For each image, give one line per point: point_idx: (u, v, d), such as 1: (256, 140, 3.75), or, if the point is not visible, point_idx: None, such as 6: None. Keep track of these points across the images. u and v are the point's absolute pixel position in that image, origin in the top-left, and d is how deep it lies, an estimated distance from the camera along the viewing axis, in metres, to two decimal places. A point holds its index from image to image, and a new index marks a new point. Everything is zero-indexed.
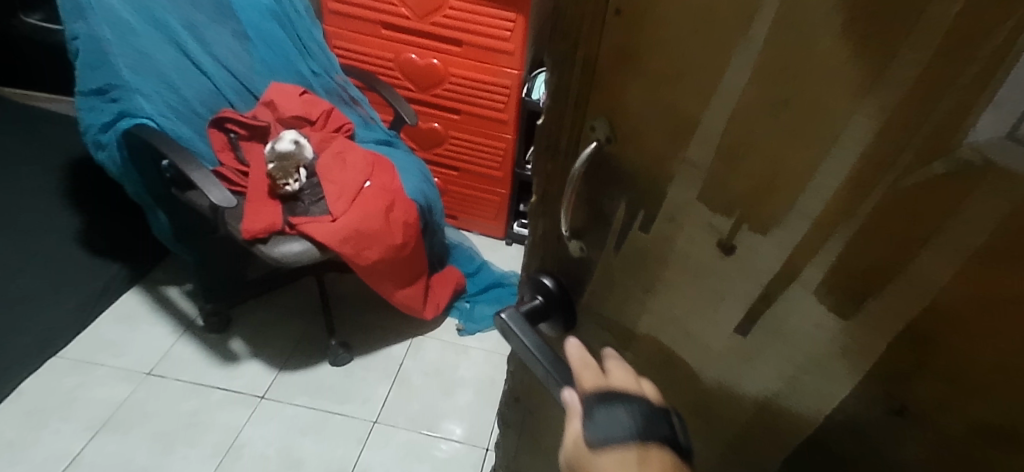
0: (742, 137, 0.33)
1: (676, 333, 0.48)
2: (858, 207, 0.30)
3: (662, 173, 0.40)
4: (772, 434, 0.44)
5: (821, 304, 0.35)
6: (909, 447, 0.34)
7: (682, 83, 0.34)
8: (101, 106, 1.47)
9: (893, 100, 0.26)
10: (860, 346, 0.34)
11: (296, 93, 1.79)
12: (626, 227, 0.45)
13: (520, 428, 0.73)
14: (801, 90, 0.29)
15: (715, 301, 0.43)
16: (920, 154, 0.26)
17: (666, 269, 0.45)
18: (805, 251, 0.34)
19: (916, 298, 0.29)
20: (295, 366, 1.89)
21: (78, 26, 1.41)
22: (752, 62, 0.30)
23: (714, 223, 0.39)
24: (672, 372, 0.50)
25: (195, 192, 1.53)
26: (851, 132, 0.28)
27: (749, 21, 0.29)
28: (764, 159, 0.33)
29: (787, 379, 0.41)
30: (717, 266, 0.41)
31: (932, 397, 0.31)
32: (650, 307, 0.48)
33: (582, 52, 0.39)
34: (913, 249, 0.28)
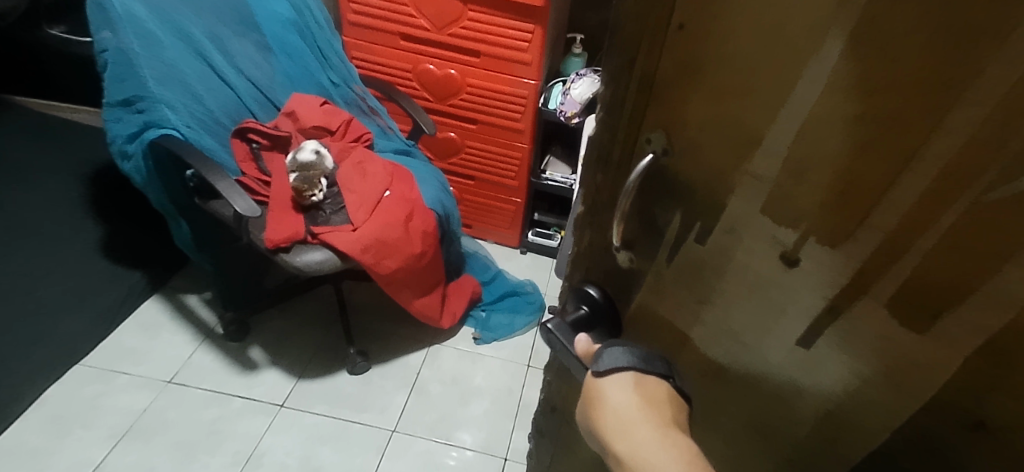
0: (812, 151, 0.33)
1: (732, 345, 0.47)
2: (934, 224, 0.29)
3: (723, 186, 0.39)
4: (834, 444, 0.45)
5: (893, 318, 0.34)
6: (984, 459, 0.35)
7: (748, 97, 0.34)
8: (128, 117, 1.49)
9: (979, 113, 0.25)
10: (933, 360, 0.34)
11: (316, 104, 1.81)
12: (680, 239, 0.44)
13: (554, 437, 0.73)
14: (875, 105, 0.29)
15: (776, 314, 0.42)
16: (1010, 167, 0.25)
17: (723, 281, 0.44)
18: (877, 265, 0.33)
19: (1002, 309, 0.29)
20: (313, 374, 1.90)
21: (106, 37, 1.42)
22: (825, 76, 0.30)
23: (778, 236, 0.38)
24: (725, 384, 0.50)
25: (217, 201, 1.57)
26: (931, 148, 0.28)
27: (824, 35, 0.29)
28: (836, 172, 0.32)
29: (849, 391, 0.40)
30: (780, 279, 0.40)
31: (1012, 409, 0.32)
32: (703, 319, 0.48)
33: (640, 64, 0.38)
34: (998, 262, 0.28)
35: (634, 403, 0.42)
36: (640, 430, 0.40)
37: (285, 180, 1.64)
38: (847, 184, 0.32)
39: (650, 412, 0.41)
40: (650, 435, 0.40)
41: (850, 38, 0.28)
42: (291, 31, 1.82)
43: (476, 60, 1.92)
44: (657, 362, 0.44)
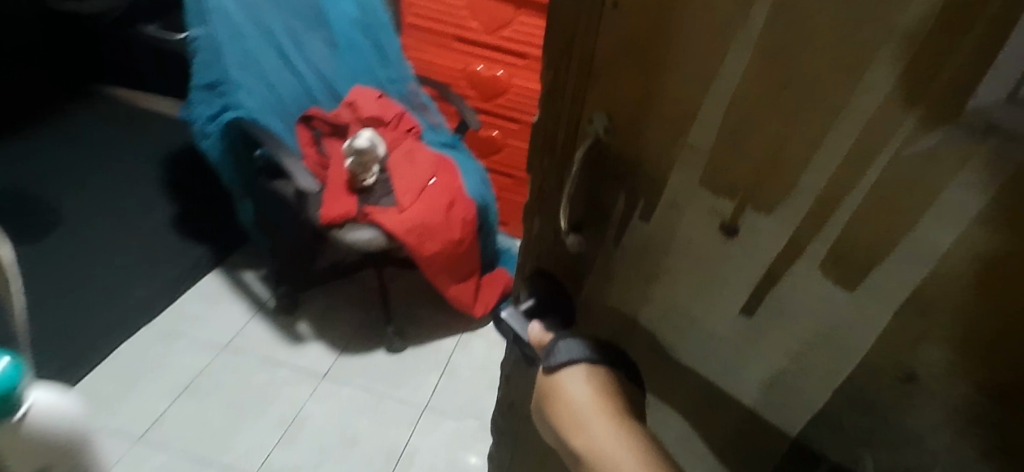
0: (749, 118, 0.38)
1: (680, 319, 0.52)
2: (861, 178, 0.35)
3: (663, 159, 0.43)
4: (775, 415, 0.50)
5: (827, 278, 0.40)
6: (918, 415, 0.39)
7: (680, 71, 0.39)
8: (210, 99, 1.69)
9: (894, 73, 0.31)
10: (862, 314, 0.40)
11: (374, 97, 1.96)
12: (626, 219, 0.48)
13: (514, 435, 0.74)
14: (802, 70, 0.34)
15: (721, 283, 0.47)
16: (924, 120, 0.31)
17: (667, 257, 0.48)
18: (809, 225, 0.39)
19: (925, 263, 0.35)
20: (354, 349, 2.04)
21: (199, 28, 1.65)
22: (753, 45, 0.35)
23: (717, 206, 0.43)
24: (667, 369, 0.56)
25: (280, 180, 1.77)
26: (855, 107, 0.34)
27: (748, 9, 0.34)
28: (769, 138, 0.38)
29: (793, 355, 0.46)
30: (722, 249, 0.45)
31: (938, 362, 0.37)
32: (652, 296, 0.52)
33: (579, 45, 0.42)
34: (918, 214, 0.34)
35: (587, 398, 0.47)
36: (594, 424, 0.47)
37: (342, 164, 1.80)
38: (777, 146, 0.38)
39: (601, 405, 0.46)
40: (604, 427, 0.46)
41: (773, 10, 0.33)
42: (356, 29, 1.98)
43: (524, 62, 2.01)
44: (597, 354, 0.49)
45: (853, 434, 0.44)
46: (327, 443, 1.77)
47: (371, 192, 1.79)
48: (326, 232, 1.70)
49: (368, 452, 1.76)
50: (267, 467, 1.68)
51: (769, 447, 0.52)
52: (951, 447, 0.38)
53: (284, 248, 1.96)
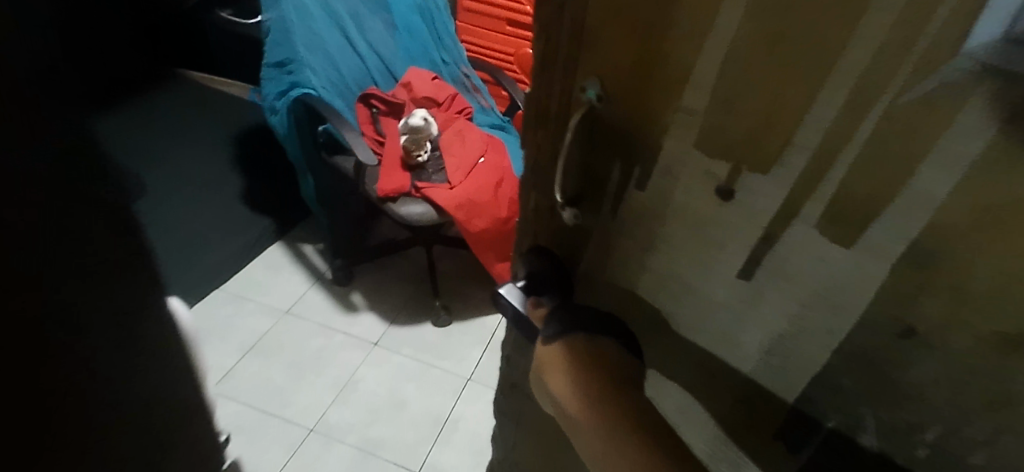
0: (742, 77, 0.38)
1: (677, 288, 0.51)
2: (857, 132, 0.35)
3: (656, 125, 0.44)
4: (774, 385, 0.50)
5: (823, 236, 0.40)
6: (922, 367, 0.39)
7: (672, 32, 0.39)
8: (279, 77, 1.78)
9: (886, 20, 0.30)
10: (862, 275, 0.39)
11: (429, 78, 2.03)
12: (621, 189, 0.48)
13: (517, 419, 0.71)
14: (793, 25, 0.34)
15: (716, 247, 0.47)
16: (919, 69, 0.31)
17: (663, 225, 0.48)
18: (805, 185, 0.39)
19: (924, 214, 0.34)
20: (404, 320, 2.15)
21: (272, 11, 1.74)
22: (744, 2, 0.35)
23: (712, 169, 0.43)
24: (666, 342, 0.54)
25: (340, 157, 1.89)
26: (849, 58, 0.33)
27: None
28: (762, 98, 0.38)
29: (792, 319, 0.45)
30: (716, 213, 0.45)
31: (939, 314, 0.36)
32: (649, 265, 0.52)
33: (569, 9, 0.41)
34: (914, 166, 0.34)
35: (563, 375, 0.45)
36: (574, 402, 0.45)
37: (397, 141, 1.89)
38: (770, 106, 0.38)
39: (575, 383, 0.44)
40: (582, 406, 0.44)
41: None
42: (415, 12, 2.06)
43: None
44: (571, 324, 0.46)
45: (855, 394, 0.44)
46: (379, 404, 1.89)
47: (424, 169, 1.86)
48: (380, 205, 1.81)
49: (416, 416, 1.87)
50: (324, 423, 1.83)
51: (772, 420, 0.51)
52: (952, 402, 0.38)
53: (342, 221, 2.10)
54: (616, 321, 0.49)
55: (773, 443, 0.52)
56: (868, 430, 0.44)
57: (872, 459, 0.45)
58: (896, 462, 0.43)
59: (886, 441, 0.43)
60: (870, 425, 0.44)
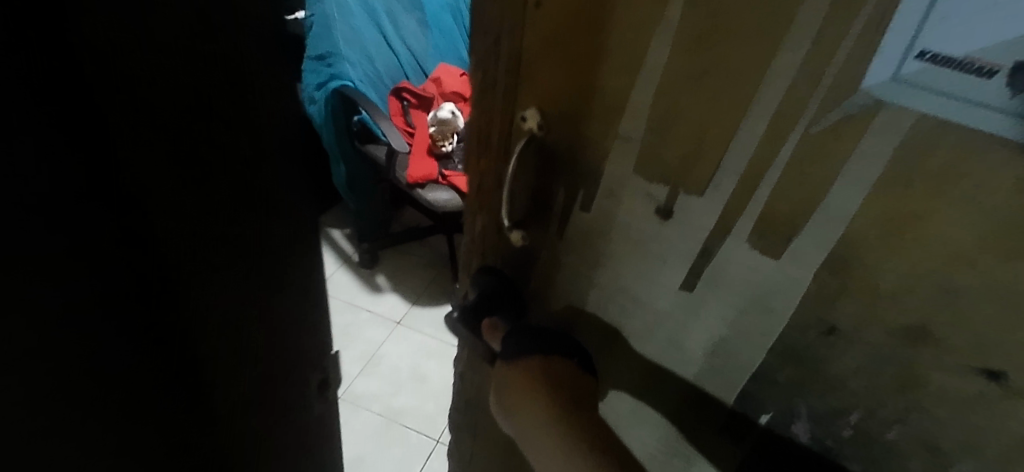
0: (674, 106, 0.39)
1: (624, 300, 0.52)
2: (778, 157, 0.36)
3: (599, 149, 0.45)
4: (717, 387, 0.52)
5: (755, 249, 0.42)
6: (845, 359, 0.42)
7: (606, 62, 0.40)
8: (319, 69, 1.78)
9: (797, 58, 0.32)
10: (790, 281, 0.41)
11: (458, 74, 1.96)
12: (568, 208, 0.50)
13: (472, 431, 0.77)
14: (714, 58, 0.35)
15: (659, 265, 0.48)
16: (826, 101, 0.33)
17: (608, 242, 0.50)
18: (736, 205, 0.40)
19: (836, 226, 0.37)
20: (425, 302, 2.18)
21: (316, 6, 1.76)
22: (671, 36, 0.36)
23: (652, 192, 0.44)
24: (610, 343, 0.57)
25: (372, 145, 1.89)
26: (767, 90, 0.34)
27: (665, 4, 0.35)
28: (692, 125, 0.39)
29: (730, 323, 0.47)
30: (657, 232, 0.46)
31: (854, 313, 0.40)
32: (597, 281, 0.53)
33: (506, 45, 0.44)
34: (827, 186, 0.36)
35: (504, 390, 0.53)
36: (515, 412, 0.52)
37: (426, 134, 1.85)
38: (700, 132, 0.39)
39: (511, 398, 0.52)
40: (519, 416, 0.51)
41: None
42: (447, 12, 2.06)
43: None
44: (529, 348, 0.51)
45: (787, 387, 0.46)
46: (402, 378, 1.90)
47: (450, 158, 1.88)
48: (409, 191, 1.81)
49: (437, 389, 1.89)
50: (351, 392, 1.84)
51: (712, 415, 0.54)
52: (869, 387, 0.42)
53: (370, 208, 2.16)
54: (571, 342, 0.54)
55: (718, 435, 0.55)
56: (800, 419, 0.47)
57: (805, 444, 0.48)
58: (827, 444, 0.47)
59: (818, 425, 0.46)
60: (803, 411, 0.47)
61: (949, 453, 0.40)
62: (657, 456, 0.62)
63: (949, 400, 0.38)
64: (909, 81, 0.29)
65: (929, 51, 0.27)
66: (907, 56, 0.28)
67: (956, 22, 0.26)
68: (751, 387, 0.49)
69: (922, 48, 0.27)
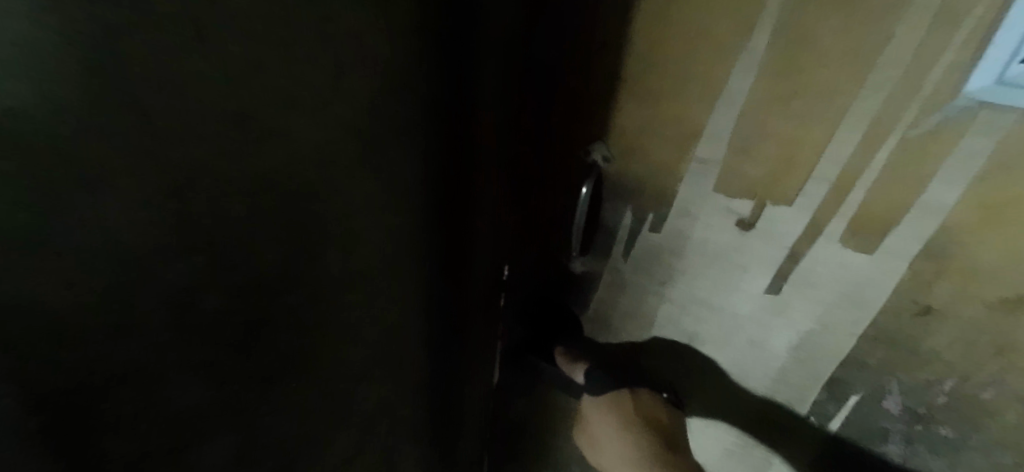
0: (759, 127, 0.39)
1: (701, 310, 0.51)
2: (872, 163, 0.37)
3: (672, 174, 0.45)
4: (789, 391, 0.53)
5: (846, 248, 0.41)
6: (940, 336, 0.42)
7: (683, 93, 0.41)
8: None
9: (896, 72, 0.33)
10: (884, 273, 0.41)
11: None
12: (636, 231, 0.50)
13: (524, 447, 0.75)
14: (805, 81, 0.36)
15: (739, 273, 0.47)
16: (924, 108, 0.33)
17: (682, 258, 0.49)
18: (827, 210, 0.40)
19: (933, 219, 0.37)
20: None
21: None
22: (757, 63, 0.37)
23: (732, 206, 0.44)
24: (684, 355, 0.56)
25: None
26: (862, 105, 0.35)
27: (751, 31, 0.36)
28: (779, 142, 0.39)
29: (820, 318, 0.46)
30: (737, 244, 0.45)
31: (950, 294, 0.40)
32: (669, 296, 0.52)
33: (571, 80, 0.45)
34: (922, 183, 0.36)
35: (597, 426, 0.55)
36: (604, 447, 0.54)
37: None
38: (786, 149, 0.39)
39: (605, 437, 0.53)
40: (610, 450, 0.53)
41: (775, 29, 0.35)
42: None
43: None
44: (616, 381, 0.54)
45: (879, 368, 0.47)
46: None
47: None
48: None
49: None
50: None
51: (792, 409, 0.54)
52: (963, 358, 0.42)
53: None
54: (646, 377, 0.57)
55: (801, 421, 0.54)
56: (892, 395, 0.48)
57: (897, 416, 0.49)
58: (919, 413, 0.48)
59: (909, 396, 0.47)
60: (895, 387, 0.47)
61: None
62: (734, 449, 0.60)
63: None
64: (1013, 83, 0.30)
65: None
66: (1012, 60, 0.29)
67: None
68: (838, 373, 0.49)
69: None
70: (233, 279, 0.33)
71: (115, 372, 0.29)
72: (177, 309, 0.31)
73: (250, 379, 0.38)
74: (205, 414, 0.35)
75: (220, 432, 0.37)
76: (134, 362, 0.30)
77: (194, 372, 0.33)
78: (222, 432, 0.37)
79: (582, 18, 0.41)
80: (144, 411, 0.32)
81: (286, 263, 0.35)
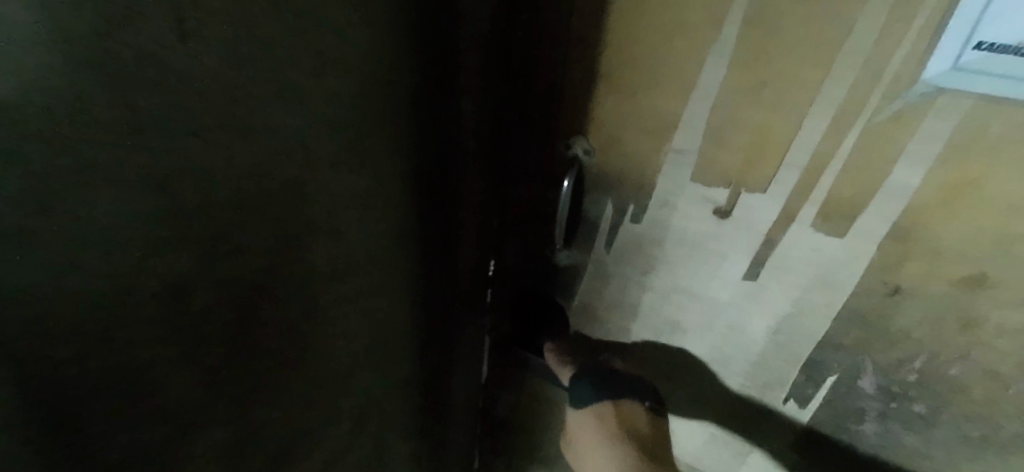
0: (732, 117, 0.41)
1: (683, 298, 0.53)
2: (839, 149, 0.38)
3: (650, 165, 0.46)
4: (769, 373, 0.54)
5: (818, 232, 0.43)
6: (909, 314, 0.44)
7: (659, 85, 0.42)
8: None
9: (858, 61, 0.35)
10: (854, 255, 0.43)
11: None
12: (617, 222, 0.51)
13: (515, 440, 0.76)
14: (774, 71, 0.37)
15: (718, 260, 0.48)
16: (886, 95, 0.35)
17: (662, 248, 0.50)
18: (798, 196, 0.42)
19: (898, 201, 0.39)
20: None
21: None
22: (727, 56, 0.38)
23: (709, 196, 0.45)
24: (668, 343, 0.57)
25: None
26: (827, 93, 0.37)
27: (720, 25, 0.37)
28: (752, 131, 0.41)
29: (796, 302, 0.48)
30: (714, 232, 0.47)
31: (917, 274, 0.42)
32: (651, 285, 0.53)
33: (552, 76, 0.46)
34: (887, 168, 0.38)
35: (583, 435, 0.55)
36: (588, 455, 0.55)
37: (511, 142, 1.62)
38: (758, 138, 0.41)
39: (590, 446, 0.54)
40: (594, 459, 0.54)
41: (743, 22, 0.37)
42: None
43: None
44: (601, 392, 0.54)
45: (853, 348, 0.49)
46: None
47: None
48: None
49: None
50: None
51: (773, 391, 0.55)
52: (931, 335, 0.44)
53: None
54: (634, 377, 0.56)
55: (783, 404, 0.56)
56: (867, 375, 0.50)
57: (872, 395, 0.51)
58: (893, 390, 0.49)
59: (883, 375, 0.49)
60: (869, 367, 0.49)
61: (1010, 379, 0.43)
62: (718, 433, 0.62)
63: (1009, 332, 0.41)
64: (968, 69, 0.31)
65: (986, 43, 0.30)
66: (965, 48, 0.31)
67: (1008, 18, 0.28)
68: (816, 355, 0.51)
69: (979, 40, 0.30)
70: (219, 269, 0.33)
71: (107, 367, 0.29)
72: (165, 299, 0.31)
73: (240, 372, 0.38)
74: (201, 403, 0.36)
75: (219, 421, 0.38)
76: (127, 356, 0.30)
77: (188, 363, 0.34)
78: (220, 421, 0.38)
79: (561, 13, 0.42)
80: (138, 406, 0.32)
81: (275, 255, 0.36)
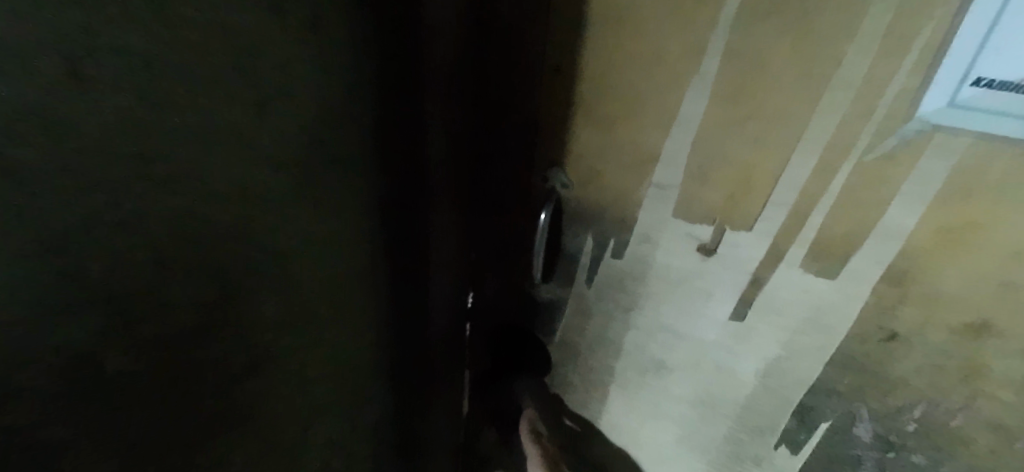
0: (716, 151, 0.38)
1: (668, 337, 0.50)
2: (830, 187, 0.36)
3: (630, 199, 0.44)
4: (761, 417, 0.50)
5: (810, 272, 0.40)
6: (906, 364, 0.40)
7: (640, 116, 0.40)
8: None
9: (848, 96, 0.33)
10: (847, 298, 0.40)
11: None
12: (598, 257, 0.48)
13: None
14: (759, 104, 0.35)
15: (703, 299, 0.46)
16: (879, 132, 0.33)
17: (644, 284, 0.47)
18: (786, 235, 0.39)
19: (892, 244, 0.36)
20: None
21: None
22: (710, 88, 0.36)
23: (692, 232, 0.42)
24: (652, 384, 0.54)
25: None
26: (817, 129, 0.35)
27: (703, 55, 0.36)
28: (737, 166, 0.38)
29: (785, 344, 0.45)
30: (698, 270, 0.44)
31: (915, 321, 0.38)
32: (634, 323, 0.51)
33: (524, 106, 0.44)
34: (880, 208, 0.35)
35: None
36: None
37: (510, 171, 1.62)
38: (744, 173, 0.38)
39: None
40: None
41: (726, 53, 0.35)
42: None
43: None
44: None
45: (848, 394, 0.44)
46: None
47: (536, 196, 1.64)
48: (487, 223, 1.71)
49: None
50: None
51: (762, 439, 0.51)
52: (931, 383, 0.40)
53: None
54: None
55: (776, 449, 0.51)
56: (862, 422, 0.45)
57: (868, 443, 0.46)
58: (890, 440, 0.44)
59: (880, 424, 0.44)
60: (864, 414, 0.44)
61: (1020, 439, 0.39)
62: None
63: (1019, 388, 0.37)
64: (965, 106, 0.29)
65: (986, 79, 0.27)
66: (963, 84, 0.28)
67: (1011, 52, 0.25)
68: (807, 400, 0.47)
69: (978, 75, 0.27)
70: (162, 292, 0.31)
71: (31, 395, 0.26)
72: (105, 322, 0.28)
73: (202, 400, 0.35)
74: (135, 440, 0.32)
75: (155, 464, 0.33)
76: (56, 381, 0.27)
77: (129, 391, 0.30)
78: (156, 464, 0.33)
79: (533, 37, 0.41)
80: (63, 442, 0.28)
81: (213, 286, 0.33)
